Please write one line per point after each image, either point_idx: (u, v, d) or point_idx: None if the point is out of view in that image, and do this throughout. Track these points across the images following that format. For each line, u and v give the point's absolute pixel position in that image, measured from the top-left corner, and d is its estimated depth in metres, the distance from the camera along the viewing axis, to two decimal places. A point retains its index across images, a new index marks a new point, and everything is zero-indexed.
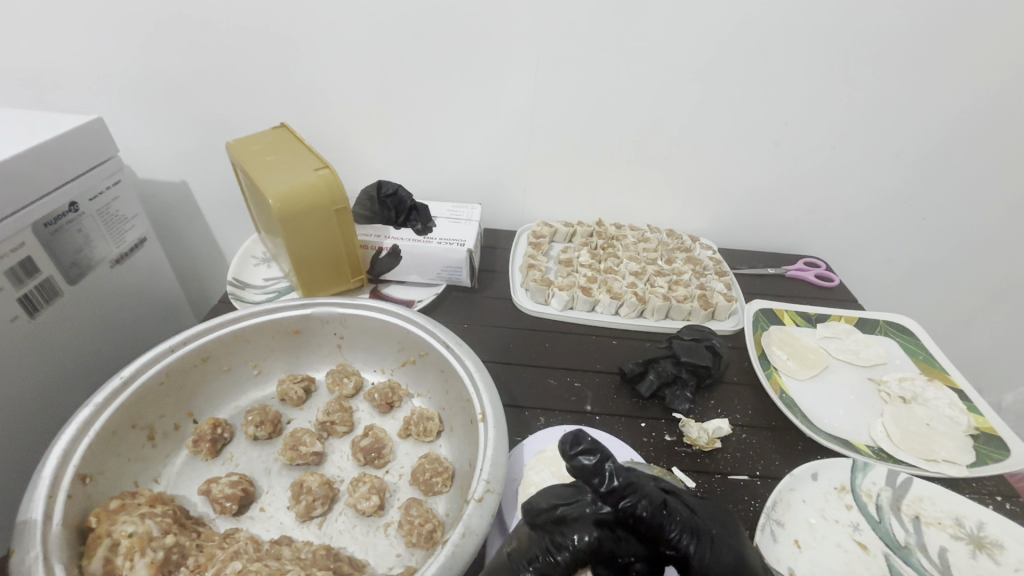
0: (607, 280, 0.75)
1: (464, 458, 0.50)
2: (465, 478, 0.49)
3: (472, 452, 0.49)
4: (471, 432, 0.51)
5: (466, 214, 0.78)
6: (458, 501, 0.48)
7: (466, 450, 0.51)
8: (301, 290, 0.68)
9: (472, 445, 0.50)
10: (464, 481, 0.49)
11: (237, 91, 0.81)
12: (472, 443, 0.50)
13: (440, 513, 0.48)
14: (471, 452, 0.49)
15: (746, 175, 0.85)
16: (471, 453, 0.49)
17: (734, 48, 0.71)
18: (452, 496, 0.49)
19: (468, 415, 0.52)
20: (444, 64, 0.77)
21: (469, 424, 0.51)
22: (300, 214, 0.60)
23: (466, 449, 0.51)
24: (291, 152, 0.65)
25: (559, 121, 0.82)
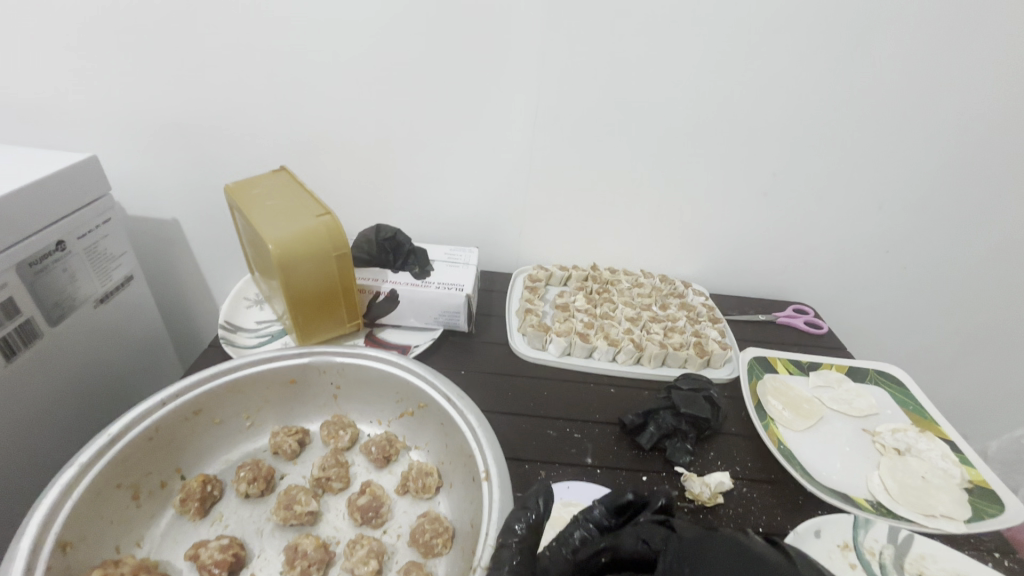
0: (604, 326, 0.76)
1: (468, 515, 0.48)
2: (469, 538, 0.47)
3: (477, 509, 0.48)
4: (473, 487, 0.49)
5: (464, 258, 0.78)
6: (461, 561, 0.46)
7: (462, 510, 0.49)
8: (295, 337, 0.66)
9: (476, 502, 0.48)
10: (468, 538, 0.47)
11: (238, 128, 0.81)
12: (473, 500, 0.48)
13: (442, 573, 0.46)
14: (474, 510, 0.48)
15: (738, 222, 0.88)
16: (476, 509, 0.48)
17: (728, 100, 0.75)
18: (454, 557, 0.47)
19: (469, 470, 0.50)
20: (448, 108, 0.78)
21: (470, 479, 0.50)
22: (301, 259, 0.59)
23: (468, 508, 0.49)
24: (292, 196, 0.65)
25: (555, 168, 0.84)
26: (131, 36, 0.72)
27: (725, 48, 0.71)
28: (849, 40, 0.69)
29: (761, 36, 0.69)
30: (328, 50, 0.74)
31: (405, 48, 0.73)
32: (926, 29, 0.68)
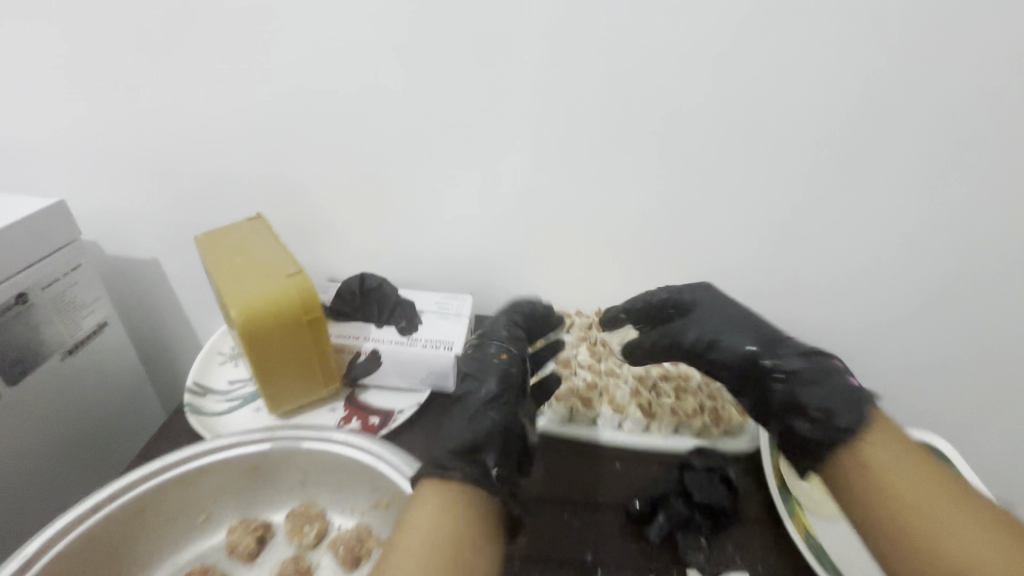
0: (609, 387, 0.69)
1: (414, 541, 0.40)
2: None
3: (440, 539, 0.41)
4: (443, 499, 0.44)
5: (455, 308, 0.72)
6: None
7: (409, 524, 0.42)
8: (266, 407, 0.60)
9: (445, 524, 0.42)
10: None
11: (218, 164, 0.76)
12: (430, 522, 0.42)
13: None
14: (432, 541, 0.40)
15: (759, 271, 0.79)
16: (451, 536, 0.41)
17: (747, 141, 0.67)
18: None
19: (439, 483, 0.45)
20: (437, 144, 0.72)
21: (421, 501, 0.43)
22: (265, 327, 0.53)
23: (417, 529, 0.41)
24: (264, 249, 0.59)
25: (557, 209, 0.77)
26: (108, 73, 0.68)
27: (744, 85, 0.63)
28: (890, 72, 0.61)
29: (787, 67, 0.61)
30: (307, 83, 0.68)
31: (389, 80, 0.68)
32: (979, 65, 0.59)
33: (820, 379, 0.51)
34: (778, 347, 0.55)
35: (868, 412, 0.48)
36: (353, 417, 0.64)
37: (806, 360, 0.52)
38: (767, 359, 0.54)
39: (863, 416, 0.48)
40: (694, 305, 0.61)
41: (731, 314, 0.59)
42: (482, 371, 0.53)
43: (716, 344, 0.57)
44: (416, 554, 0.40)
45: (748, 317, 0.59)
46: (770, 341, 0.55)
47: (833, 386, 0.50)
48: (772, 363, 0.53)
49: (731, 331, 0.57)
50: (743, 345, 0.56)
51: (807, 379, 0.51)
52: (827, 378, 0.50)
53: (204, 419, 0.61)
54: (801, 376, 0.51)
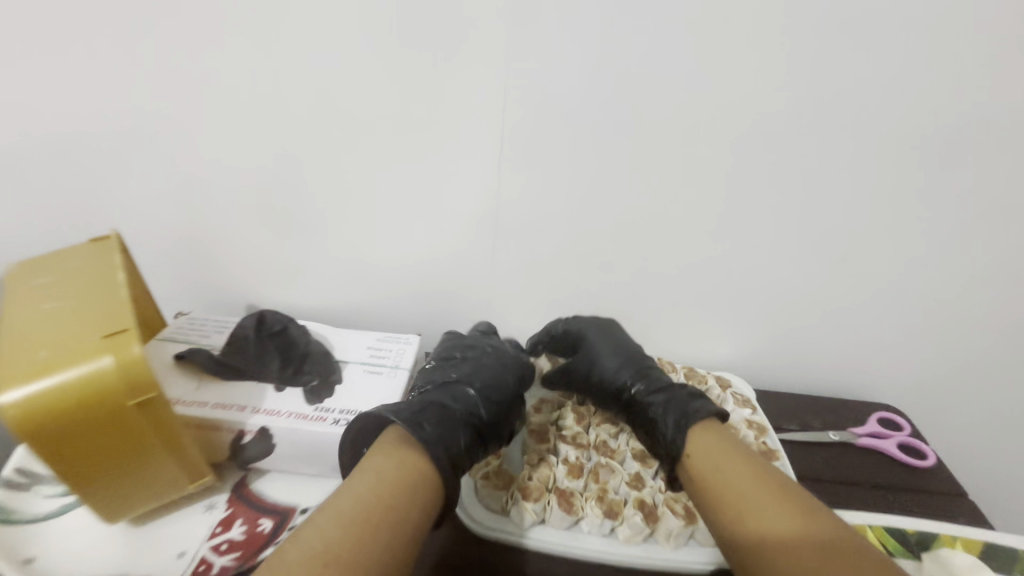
0: (599, 471, 0.50)
1: (356, 489, 0.37)
2: (343, 533, 0.34)
3: (385, 496, 0.37)
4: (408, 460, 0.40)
5: (392, 356, 0.54)
6: (332, 554, 0.33)
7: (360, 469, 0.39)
8: (100, 515, 0.42)
9: (398, 482, 0.39)
10: (339, 530, 0.35)
11: (79, 160, 0.56)
12: (382, 473, 0.39)
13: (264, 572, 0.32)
14: (378, 497, 0.37)
15: (794, 296, 0.61)
16: (393, 498, 0.38)
17: (788, 127, 0.50)
18: (294, 549, 0.33)
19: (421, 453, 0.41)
20: (378, 137, 0.54)
21: (383, 449, 0.41)
22: (68, 418, 0.35)
23: (366, 474, 0.39)
24: (87, 291, 0.41)
25: (532, 223, 0.59)
26: None
27: (785, 48, 0.46)
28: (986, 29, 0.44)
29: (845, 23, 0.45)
30: (198, 50, 0.50)
31: (310, 48, 0.49)
32: None
33: (687, 405, 0.49)
34: (660, 380, 0.53)
35: (705, 424, 0.47)
36: (238, 520, 0.46)
37: (670, 391, 0.51)
38: (645, 388, 0.52)
39: (700, 429, 0.47)
40: (585, 334, 0.58)
41: (620, 346, 0.56)
42: (492, 370, 0.52)
43: (614, 380, 0.54)
44: (347, 513, 0.36)
45: (644, 356, 0.57)
46: (657, 378, 0.53)
47: (702, 414, 0.48)
48: (649, 395, 0.52)
49: (632, 369, 0.54)
50: (644, 384, 0.53)
51: (665, 403, 0.50)
52: (696, 407, 0.48)
53: (8, 547, 0.42)
54: (666, 404, 0.50)
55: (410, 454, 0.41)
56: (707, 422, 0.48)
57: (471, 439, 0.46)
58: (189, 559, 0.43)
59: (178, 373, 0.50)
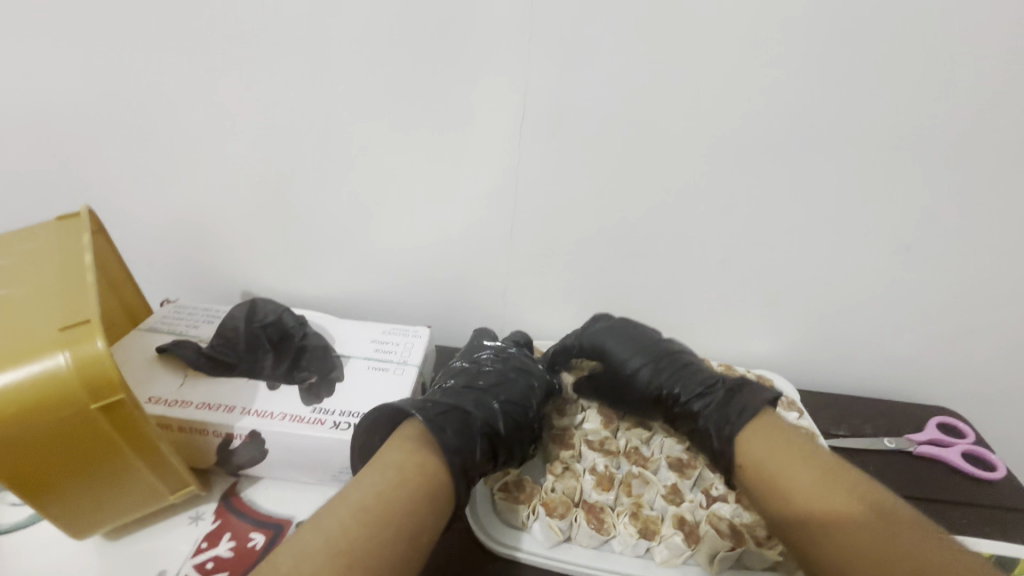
0: (630, 484, 0.46)
1: (376, 482, 0.35)
2: (362, 527, 0.33)
3: (406, 491, 0.35)
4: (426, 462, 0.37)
5: (399, 352, 0.48)
6: (353, 551, 0.31)
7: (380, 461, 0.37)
8: (68, 533, 0.38)
9: (419, 477, 0.36)
10: (358, 525, 0.33)
11: (57, 132, 0.51)
12: (403, 467, 0.36)
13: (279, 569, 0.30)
14: (400, 493, 0.35)
15: (848, 288, 0.55)
16: (415, 494, 0.35)
17: (852, 93, 0.43)
18: (312, 540, 0.32)
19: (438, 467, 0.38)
20: (384, 105, 0.47)
21: (401, 442, 0.38)
22: (19, 423, 0.30)
23: (386, 467, 0.36)
24: (52, 273, 0.35)
25: (554, 205, 0.52)
26: None
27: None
28: None
29: None
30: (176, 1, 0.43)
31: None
32: None
33: (739, 404, 0.45)
34: (702, 376, 0.48)
35: (760, 418, 0.44)
36: (227, 534, 0.41)
37: (716, 389, 0.47)
38: (688, 385, 0.48)
39: (755, 426, 0.43)
40: (602, 339, 0.52)
41: (649, 344, 0.52)
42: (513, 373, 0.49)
43: (652, 379, 0.50)
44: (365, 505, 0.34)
45: (677, 348, 0.52)
46: (698, 373, 0.48)
47: (756, 408, 0.44)
48: (695, 395, 0.47)
49: (669, 367, 0.50)
50: (685, 381, 0.48)
51: (715, 403, 0.46)
52: (749, 404, 0.44)
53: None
54: (716, 403, 0.46)
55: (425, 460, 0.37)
56: (763, 417, 0.44)
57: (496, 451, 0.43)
58: None
59: (162, 368, 0.45)
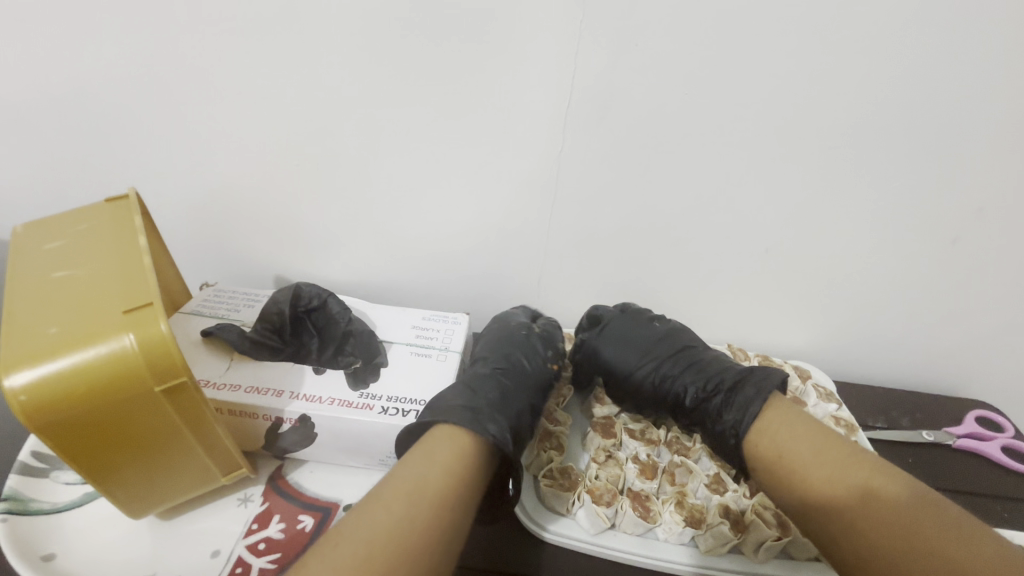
0: (674, 473, 0.46)
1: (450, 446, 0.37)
2: (425, 513, 0.33)
3: (463, 478, 0.36)
4: (456, 433, 0.39)
5: (441, 338, 0.48)
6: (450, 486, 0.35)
7: (423, 452, 0.37)
8: (124, 512, 0.38)
9: (463, 465, 0.37)
10: (419, 511, 0.33)
11: (85, 115, 0.49)
12: (448, 458, 0.37)
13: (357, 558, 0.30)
14: (450, 480, 0.35)
15: (892, 280, 0.54)
16: (463, 477, 0.36)
17: (919, 83, 0.41)
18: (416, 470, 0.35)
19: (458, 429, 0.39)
20: (425, 89, 0.45)
21: (436, 432, 0.39)
22: (87, 404, 0.31)
23: (435, 458, 0.36)
24: (107, 256, 0.35)
25: (596, 194, 0.51)
26: None
27: None
28: None
29: None
30: None
31: None
32: None
33: (740, 406, 0.45)
34: (705, 377, 0.48)
35: (761, 417, 0.44)
36: (275, 516, 0.42)
37: (719, 390, 0.47)
38: (693, 388, 0.48)
39: (761, 426, 0.43)
40: (602, 350, 0.52)
41: (651, 346, 0.51)
42: (508, 347, 0.50)
43: (658, 385, 0.50)
44: (418, 492, 0.34)
45: (681, 346, 0.52)
46: (701, 374, 0.48)
47: (758, 407, 0.44)
48: (700, 398, 0.48)
49: (674, 371, 0.50)
50: (689, 384, 0.49)
51: (717, 407, 0.46)
52: (747, 404, 0.44)
53: (25, 543, 0.38)
54: (718, 406, 0.47)
55: (451, 426, 0.39)
56: (765, 416, 0.44)
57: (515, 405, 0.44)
58: (224, 559, 0.39)
59: (208, 352, 0.45)
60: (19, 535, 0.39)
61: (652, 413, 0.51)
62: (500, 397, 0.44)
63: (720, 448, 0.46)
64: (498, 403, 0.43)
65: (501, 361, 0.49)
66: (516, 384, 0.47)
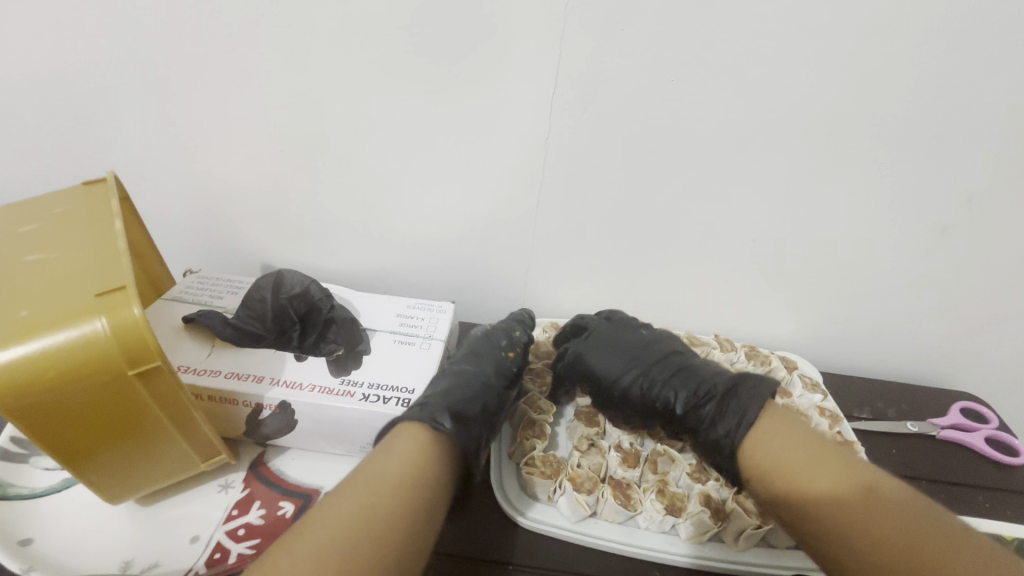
0: (656, 461, 0.47)
1: (419, 441, 0.38)
2: (384, 501, 0.33)
3: (433, 474, 0.37)
4: (408, 428, 0.39)
5: (425, 326, 0.48)
6: (418, 483, 0.35)
7: (379, 451, 0.37)
8: (102, 497, 0.38)
9: (420, 457, 0.37)
10: (380, 500, 0.33)
11: (64, 98, 0.48)
12: (405, 452, 0.37)
13: (319, 547, 0.30)
14: (407, 471, 0.36)
15: (880, 272, 0.54)
16: (422, 467, 0.36)
17: (908, 72, 0.40)
18: (391, 465, 0.36)
19: (411, 423, 0.39)
20: (409, 75, 0.45)
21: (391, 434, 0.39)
22: (60, 388, 0.30)
23: (392, 453, 0.37)
24: (80, 239, 0.35)
25: (583, 182, 0.51)
26: None
27: None
28: None
29: None
30: None
31: None
32: None
33: (734, 414, 0.44)
34: (696, 384, 0.47)
35: (756, 425, 0.43)
36: (256, 502, 0.42)
37: (710, 397, 0.46)
38: (682, 397, 0.47)
39: (754, 437, 0.43)
40: (587, 355, 0.51)
41: (638, 353, 0.50)
42: (471, 345, 0.50)
43: (645, 394, 0.48)
44: (376, 483, 0.34)
45: (669, 351, 0.50)
46: (691, 381, 0.47)
47: (752, 415, 0.43)
48: (691, 406, 0.46)
49: (662, 378, 0.48)
50: (680, 391, 0.47)
51: (710, 416, 0.45)
52: (743, 412, 0.44)
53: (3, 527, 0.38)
54: (711, 414, 0.45)
55: (409, 425, 0.39)
56: (759, 424, 0.43)
57: (467, 390, 0.43)
58: (204, 544, 0.39)
59: (188, 338, 0.44)
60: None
61: (639, 423, 0.49)
62: (450, 385, 0.43)
63: (713, 457, 0.45)
64: (447, 390, 0.42)
65: (464, 357, 0.48)
66: (474, 376, 0.45)
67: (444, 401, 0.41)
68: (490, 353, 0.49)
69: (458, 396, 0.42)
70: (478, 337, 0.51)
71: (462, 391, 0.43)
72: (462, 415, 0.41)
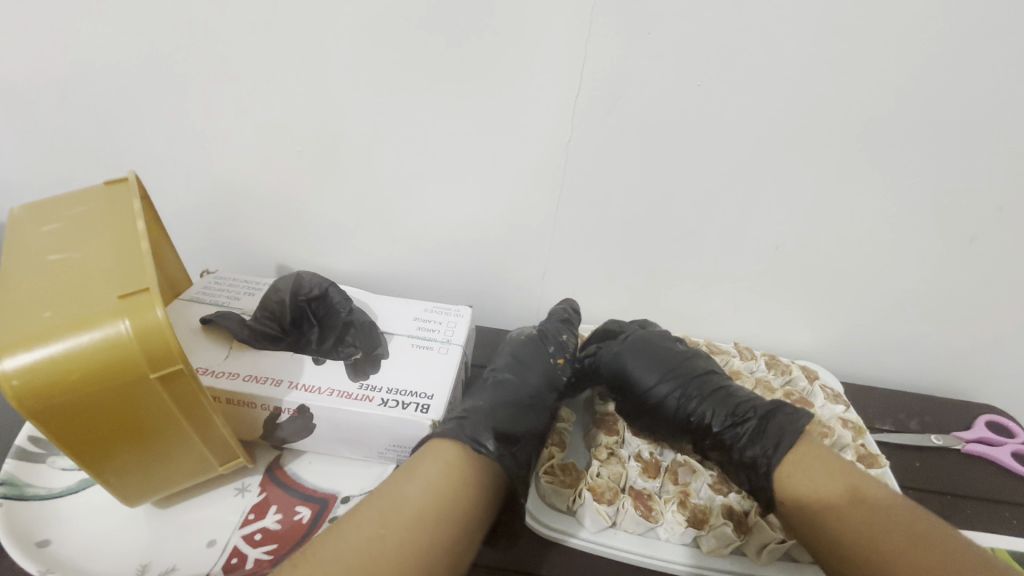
0: (677, 472, 0.46)
1: (446, 461, 0.38)
2: (399, 533, 0.34)
3: (458, 497, 0.37)
4: (440, 446, 0.39)
5: (443, 330, 0.47)
6: (440, 509, 0.36)
7: (400, 473, 0.37)
8: (119, 498, 0.38)
9: (444, 482, 0.37)
10: (394, 532, 0.34)
11: (84, 96, 0.48)
12: (428, 475, 0.37)
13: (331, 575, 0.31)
14: (427, 499, 0.36)
15: (905, 281, 0.53)
16: (444, 501, 0.36)
17: (942, 80, 0.40)
18: (413, 491, 0.36)
19: (443, 440, 0.40)
20: (432, 77, 0.44)
21: (422, 449, 0.40)
22: (80, 391, 0.30)
23: (413, 477, 0.37)
24: (104, 239, 0.35)
25: (603, 188, 0.50)
26: None
27: None
28: None
29: None
30: None
31: None
32: None
33: (772, 436, 0.42)
34: (733, 403, 0.46)
35: (795, 448, 0.42)
36: (273, 506, 0.41)
37: (749, 418, 0.44)
38: (720, 414, 0.45)
39: (792, 458, 0.41)
40: (625, 358, 0.50)
41: (674, 364, 0.49)
42: (517, 350, 0.50)
43: (680, 406, 0.47)
44: (389, 514, 0.35)
45: (705, 368, 0.49)
46: (729, 401, 0.46)
47: (791, 440, 0.42)
48: (728, 424, 0.45)
49: (699, 394, 0.47)
50: (716, 409, 0.46)
51: (748, 434, 0.44)
52: (780, 435, 0.42)
53: (21, 527, 0.38)
54: (749, 434, 0.44)
55: (441, 441, 0.40)
56: (798, 448, 0.42)
57: (514, 410, 0.44)
58: (221, 548, 0.39)
59: (206, 339, 0.44)
60: (15, 518, 0.38)
61: (670, 436, 0.48)
62: (496, 403, 0.44)
63: (747, 479, 0.43)
64: (491, 409, 0.43)
65: (507, 365, 0.49)
66: (517, 387, 0.47)
67: (488, 423, 0.42)
68: (537, 361, 0.50)
69: (501, 418, 0.43)
70: (524, 340, 0.51)
71: (508, 410, 0.44)
72: (506, 436, 0.42)
